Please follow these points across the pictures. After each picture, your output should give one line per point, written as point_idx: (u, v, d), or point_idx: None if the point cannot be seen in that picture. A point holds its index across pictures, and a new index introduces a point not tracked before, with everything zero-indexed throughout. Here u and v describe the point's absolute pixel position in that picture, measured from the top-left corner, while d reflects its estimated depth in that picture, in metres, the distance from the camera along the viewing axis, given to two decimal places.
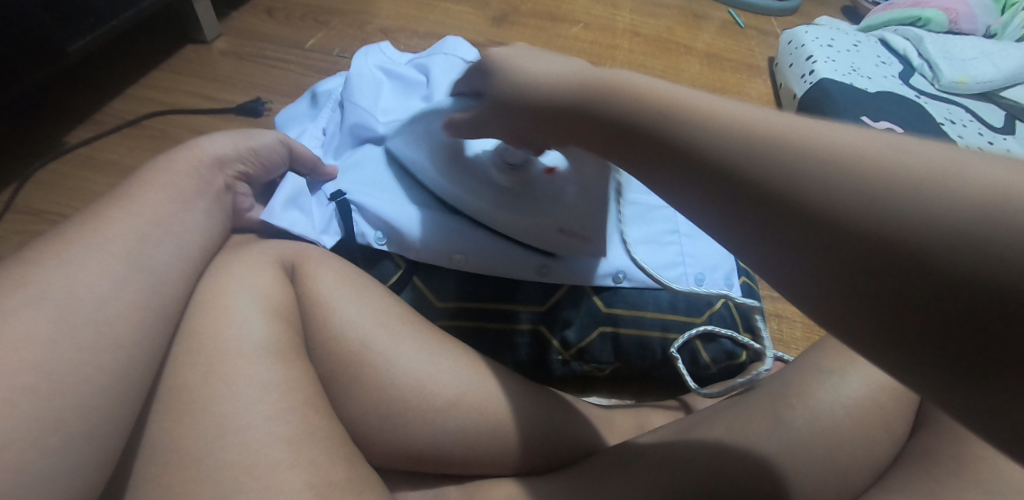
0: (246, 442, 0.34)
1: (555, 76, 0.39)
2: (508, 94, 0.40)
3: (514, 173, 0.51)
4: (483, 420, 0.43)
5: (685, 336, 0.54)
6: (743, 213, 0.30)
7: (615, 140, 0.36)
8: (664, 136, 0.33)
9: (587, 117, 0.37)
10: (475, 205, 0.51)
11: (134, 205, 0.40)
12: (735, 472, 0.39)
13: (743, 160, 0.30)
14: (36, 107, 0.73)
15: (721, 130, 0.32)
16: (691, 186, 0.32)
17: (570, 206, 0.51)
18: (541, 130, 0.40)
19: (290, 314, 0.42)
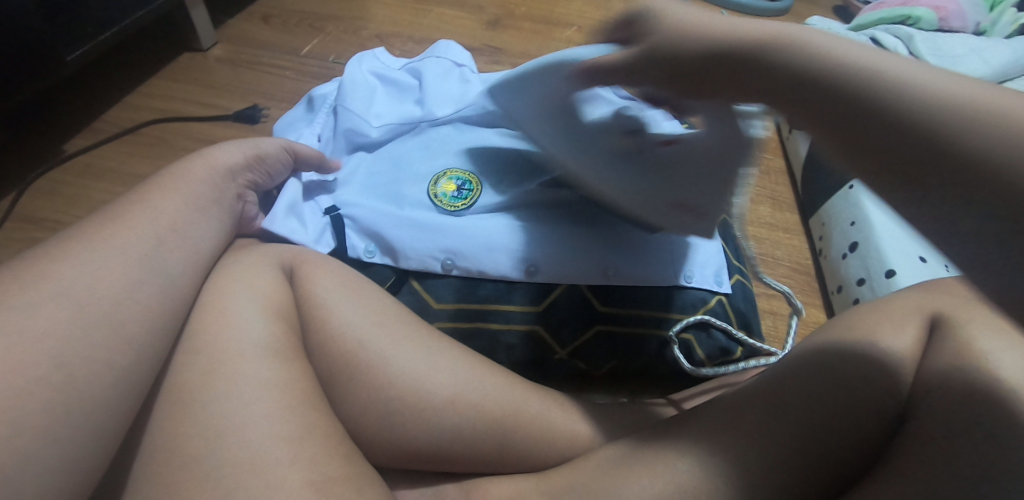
0: (246, 440, 0.35)
1: (698, 23, 0.35)
2: (657, 37, 0.35)
3: (632, 137, 0.42)
4: (481, 418, 0.43)
5: (682, 322, 0.54)
6: (868, 150, 0.29)
7: (739, 82, 0.34)
8: (789, 72, 0.32)
9: (722, 65, 0.34)
10: (582, 170, 0.45)
11: (146, 209, 0.41)
12: (733, 469, 0.38)
13: (876, 95, 0.29)
14: (35, 116, 0.73)
15: (851, 71, 0.30)
16: (820, 122, 0.31)
17: (700, 180, 0.41)
18: (707, 80, 0.35)
19: (290, 316, 0.42)
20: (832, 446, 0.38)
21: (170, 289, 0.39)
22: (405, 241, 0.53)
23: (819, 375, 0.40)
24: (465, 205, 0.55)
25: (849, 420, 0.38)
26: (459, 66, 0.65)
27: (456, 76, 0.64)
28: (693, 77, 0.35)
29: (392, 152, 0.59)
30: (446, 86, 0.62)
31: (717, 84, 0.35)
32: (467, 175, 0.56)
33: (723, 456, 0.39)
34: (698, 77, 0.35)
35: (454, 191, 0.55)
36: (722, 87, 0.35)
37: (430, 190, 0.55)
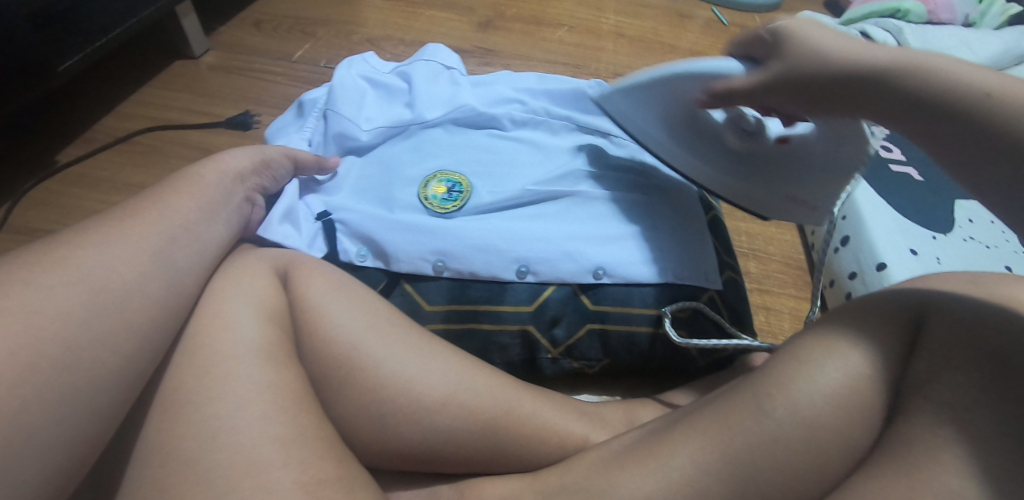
0: (237, 443, 0.35)
1: (831, 48, 0.44)
2: (794, 65, 0.45)
3: (751, 139, 0.53)
4: (475, 418, 0.44)
5: (676, 303, 0.55)
6: (960, 148, 0.37)
7: (857, 98, 0.42)
8: (903, 90, 0.39)
9: (844, 81, 0.42)
10: (704, 168, 0.56)
11: (152, 212, 0.42)
12: (719, 466, 0.39)
13: (972, 104, 0.36)
14: (29, 127, 0.74)
15: (955, 83, 0.37)
16: (926, 130, 0.38)
17: (810, 173, 0.52)
18: (825, 97, 0.43)
19: (283, 319, 0.42)
20: (823, 439, 0.38)
21: (163, 293, 0.39)
22: (397, 243, 0.53)
23: (815, 366, 0.40)
24: (456, 207, 0.56)
25: (842, 413, 0.38)
26: (449, 69, 0.65)
27: (445, 78, 0.64)
28: (824, 94, 0.43)
29: (383, 156, 0.59)
30: (436, 89, 0.63)
31: (841, 100, 0.43)
32: (456, 178, 0.57)
33: (713, 450, 0.39)
34: (817, 97, 0.44)
35: (445, 194, 0.56)
36: (843, 107, 0.43)
37: (420, 193, 0.56)
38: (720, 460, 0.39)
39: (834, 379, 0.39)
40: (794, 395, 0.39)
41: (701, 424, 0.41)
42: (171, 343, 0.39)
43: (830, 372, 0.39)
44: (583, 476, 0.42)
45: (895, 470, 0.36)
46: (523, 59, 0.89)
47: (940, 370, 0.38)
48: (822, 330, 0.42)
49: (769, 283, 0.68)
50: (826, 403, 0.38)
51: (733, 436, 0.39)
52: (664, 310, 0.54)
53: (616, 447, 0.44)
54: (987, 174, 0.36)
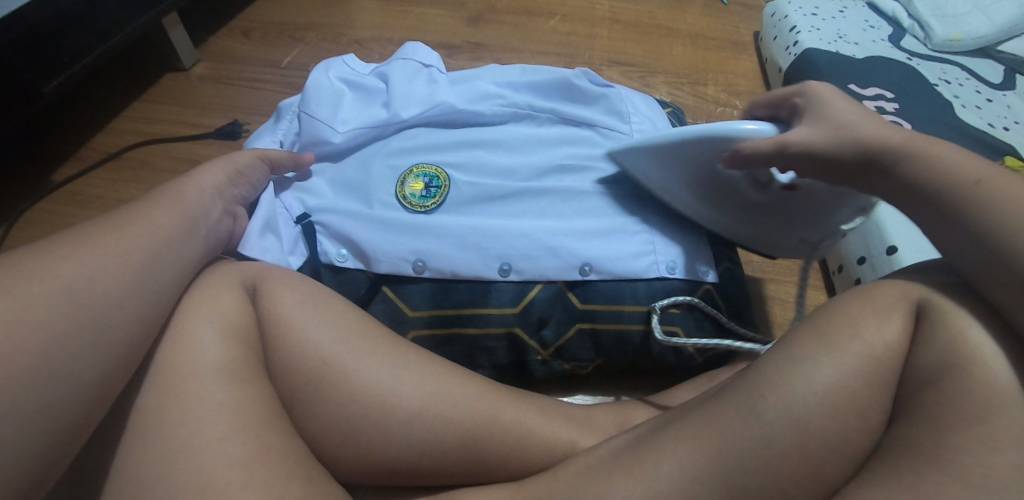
0: (197, 465, 0.35)
1: (838, 127, 0.42)
2: (821, 132, 0.42)
3: (769, 189, 0.49)
4: (449, 431, 0.42)
5: (671, 299, 0.52)
6: (948, 237, 0.36)
7: (868, 170, 0.41)
8: (903, 172, 0.39)
9: (855, 164, 0.41)
10: (711, 214, 0.54)
11: (129, 226, 0.40)
12: (708, 474, 0.36)
13: (964, 195, 0.36)
14: (23, 149, 0.75)
15: (951, 168, 0.37)
16: (917, 209, 0.38)
17: (825, 219, 0.48)
18: (840, 175, 0.42)
19: (250, 335, 0.41)
20: (815, 442, 0.35)
21: (139, 312, 0.38)
22: (375, 243, 0.52)
23: (808, 365, 0.37)
24: (435, 204, 0.55)
25: (838, 410, 0.36)
26: (427, 67, 0.64)
27: (423, 77, 0.63)
28: (840, 171, 0.42)
29: (361, 156, 0.58)
30: (413, 88, 0.61)
31: (855, 173, 0.41)
32: (432, 171, 0.56)
33: (701, 456, 0.37)
34: (837, 166, 0.42)
35: (422, 190, 0.55)
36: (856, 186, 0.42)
37: (398, 192, 0.55)
38: (708, 467, 0.36)
39: (827, 378, 0.36)
40: (787, 394, 0.36)
41: (689, 427, 0.38)
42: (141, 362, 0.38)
43: (825, 371, 0.36)
44: (568, 483, 0.40)
45: (895, 478, 0.33)
46: (514, 52, 0.87)
47: (946, 365, 0.34)
48: (821, 321, 0.38)
49: (775, 271, 0.66)
50: (819, 404, 0.36)
51: (720, 441, 0.37)
52: (656, 307, 0.52)
53: (603, 455, 0.41)
54: (965, 251, 0.36)
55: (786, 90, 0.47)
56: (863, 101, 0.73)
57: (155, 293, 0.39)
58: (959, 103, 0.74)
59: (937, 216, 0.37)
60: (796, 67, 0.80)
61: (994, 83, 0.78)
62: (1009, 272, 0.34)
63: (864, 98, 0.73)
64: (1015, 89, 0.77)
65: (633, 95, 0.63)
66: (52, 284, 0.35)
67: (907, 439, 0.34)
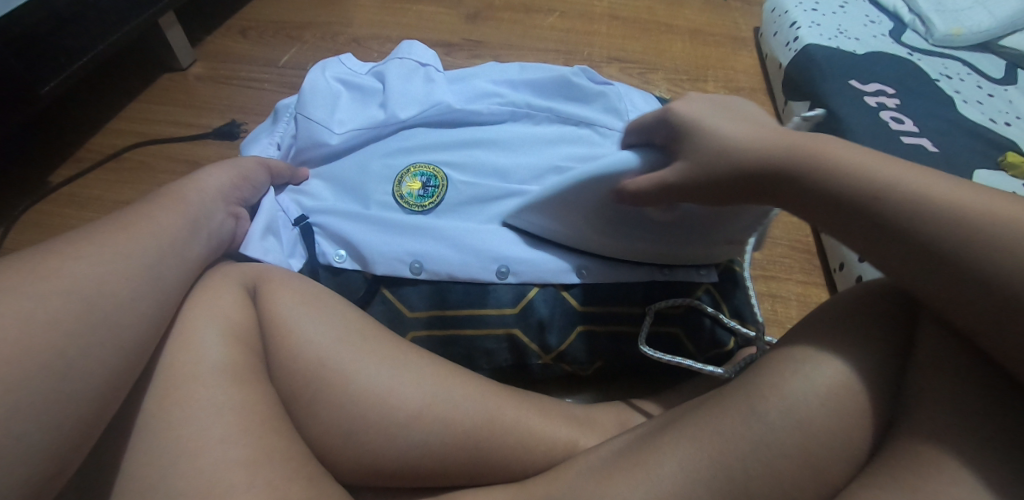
0: (201, 467, 0.34)
1: (731, 144, 0.41)
2: (703, 162, 0.41)
3: (672, 213, 0.47)
4: (450, 431, 0.42)
5: (668, 301, 0.52)
6: (877, 256, 0.36)
7: (767, 192, 0.40)
8: (802, 185, 0.38)
9: (753, 181, 0.40)
10: (627, 246, 0.51)
11: (135, 228, 0.40)
12: (714, 477, 0.36)
13: (878, 214, 0.35)
14: (20, 151, 0.74)
15: (858, 180, 0.36)
16: (840, 229, 0.37)
17: (741, 220, 0.47)
18: (734, 193, 0.41)
19: (250, 337, 0.41)
20: (820, 441, 0.35)
21: (145, 312, 0.38)
22: (372, 244, 0.52)
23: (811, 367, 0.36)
24: (433, 203, 0.54)
25: (839, 408, 0.35)
26: (424, 66, 0.63)
27: (420, 76, 0.62)
28: (732, 190, 0.41)
29: (359, 157, 0.58)
30: (410, 87, 0.61)
31: (758, 195, 0.40)
32: (430, 171, 0.55)
33: (704, 457, 0.37)
34: (733, 193, 0.41)
35: (420, 190, 0.55)
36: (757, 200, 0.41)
37: (395, 191, 0.55)
38: (711, 468, 0.36)
39: (829, 377, 0.36)
40: (791, 393, 0.36)
41: (691, 427, 0.38)
42: (145, 363, 0.38)
43: (825, 371, 0.36)
44: (569, 484, 0.40)
45: (899, 478, 0.33)
46: (513, 50, 0.87)
47: None
48: (819, 323, 0.39)
49: (775, 269, 0.66)
50: (821, 404, 0.35)
51: (724, 442, 0.36)
52: (650, 309, 0.52)
53: (604, 455, 0.41)
54: (888, 253, 0.35)
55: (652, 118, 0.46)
56: (864, 97, 0.72)
57: (159, 294, 0.39)
58: (961, 98, 0.74)
59: (858, 225, 0.36)
60: (796, 62, 0.80)
61: (995, 78, 0.78)
62: (937, 260, 0.33)
63: (865, 94, 0.73)
64: (1017, 84, 0.77)
65: (632, 93, 0.62)
66: (55, 283, 0.35)
67: (910, 440, 0.34)
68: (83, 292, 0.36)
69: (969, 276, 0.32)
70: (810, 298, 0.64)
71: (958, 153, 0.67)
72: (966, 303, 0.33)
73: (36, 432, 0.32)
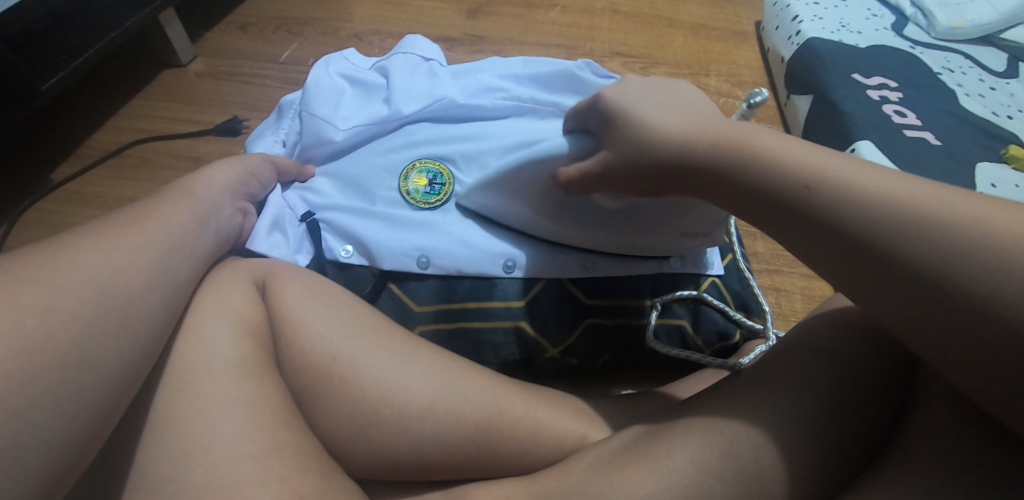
0: (214, 461, 0.34)
1: (660, 131, 0.40)
2: (625, 151, 0.42)
3: (620, 201, 0.47)
4: (460, 425, 0.42)
5: (672, 294, 0.53)
6: (796, 240, 0.36)
7: (686, 182, 0.40)
8: (727, 177, 0.38)
9: (678, 170, 0.40)
10: (574, 234, 0.51)
11: (145, 221, 0.40)
12: (726, 471, 0.36)
13: (799, 203, 0.35)
14: (22, 148, 0.74)
15: (778, 169, 0.36)
16: (765, 218, 0.37)
17: (692, 216, 0.48)
18: (658, 183, 0.42)
19: (260, 333, 0.41)
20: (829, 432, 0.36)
21: (156, 307, 0.37)
22: (380, 240, 0.52)
23: (815, 372, 0.38)
24: (439, 200, 0.54)
25: (847, 403, 0.37)
26: (428, 61, 0.63)
27: (424, 71, 0.62)
28: (653, 178, 0.41)
29: (365, 152, 0.58)
30: (414, 83, 0.61)
31: (678, 185, 0.41)
32: (437, 168, 0.55)
33: (714, 448, 0.36)
34: (656, 183, 0.42)
35: (427, 186, 0.55)
36: (683, 190, 0.41)
37: (401, 186, 0.55)
38: (723, 461, 0.36)
39: None
40: (799, 389, 0.37)
41: (700, 420, 0.38)
42: (157, 357, 0.38)
43: None
44: (578, 478, 0.39)
45: (918, 471, 0.33)
46: (515, 44, 0.87)
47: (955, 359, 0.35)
48: (827, 321, 0.40)
49: (778, 262, 0.66)
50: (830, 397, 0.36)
51: (734, 434, 0.37)
52: (655, 302, 0.53)
53: (613, 447, 0.41)
54: (819, 247, 0.35)
55: (588, 103, 0.46)
56: (867, 90, 0.73)
57: (169, 289, 0.39)
58: (963, 91, 0.74)
59: (794, 224, 0.36)
60: (798, 56, 0.80)
61: (997, 72, 0.78)
62: (879, 263, 0.32)
63: (868, 87, 0.73)
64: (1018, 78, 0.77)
65: None
66: (68, 275, 0.35)
67: (928, 434, 0.34)
68: (94, 285, 0.35)
69: (886, 268, 0.32)
70: (814, 290, 0.64)
71: (961, 146, 0.67)
72: (888, 294, 0.32)
73: (49, 428, 0.32)
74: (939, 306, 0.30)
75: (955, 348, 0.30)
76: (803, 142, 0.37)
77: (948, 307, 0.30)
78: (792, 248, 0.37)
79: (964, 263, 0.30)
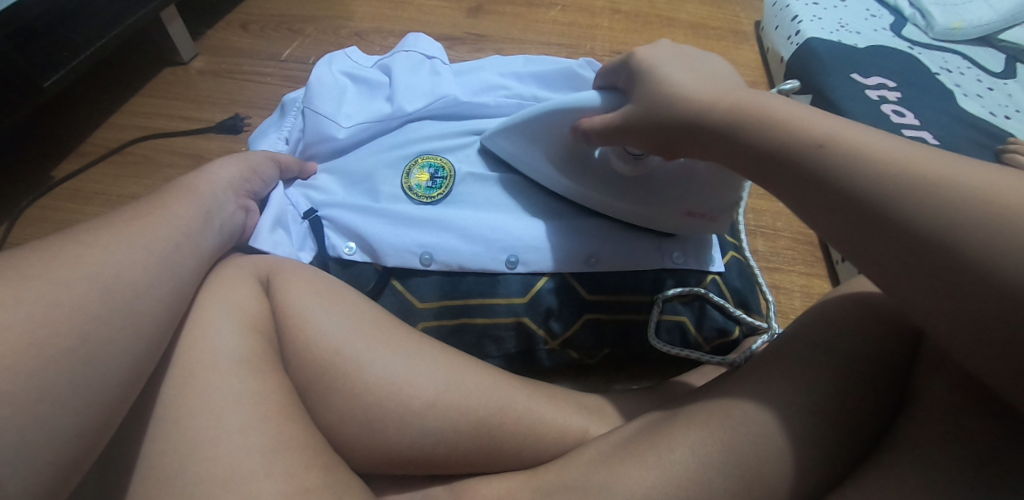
0: (220, 455, 0.35)
1: (685, 89, 0.41)
2: (647, 105, 0.43)
3: (637, 165, 0.48)
4: (464, 420, 0.43)
5: (671, 291, 0.53)
6: (798, 190, 0.36)
7: (701, 140, 0.41)
8: (742, 138, 0.39)
9: (697, 128, 0.41)
10: (590, 195, 0.53)
11: (152, 219, 0.41)
12: (727, 465, 0.36)
13: (807, 157, 0.36)
14: (23, 146, 0.74)
15: (794, 133, 0.37)
16: (774, 179, 0.38)
17: (704, 188, 0.49)
18: (676, 142, 0.42)
19: (265, 328, 0.42)
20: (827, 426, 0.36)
21: (162, 303, 0.38)
22: (383, 237, 0.53)
23: (815, 368, 0.38)
24: (441, 195, 0.55)
25: (847, 394, 0.37)
26: (430, 59, 0.64)
27: (426, 68, 0.62)
28: (668, 138, 0.43)
29: (370, 148, 0.58)
30: (417, 80, 0.61)
31: (687, 144, 0.42)
32: (439, 162, 0.56)
33: (716, 443, 0.37)
34: (668, 139, 0.42)
35: (428, 182, 0.55)
36: (696, 152, 0.42)
37: (404, 183, 0.55)
38: (724, 457, 0.36)
39: None
40: (799, 383, 0.38)
41: (700, 415, 0.39)
42: (162, 352, 0.38)
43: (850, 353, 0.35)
44: (579, 472, 0.40)
45: (921, 461, 0.33)
46: (516, 43, 0.87)
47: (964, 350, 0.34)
48: (830, 314, 0.41)
49: (778, 260, 0.66)
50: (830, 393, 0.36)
51: (733, 429, 0.37)
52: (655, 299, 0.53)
53: (614, 442, 0.41)
54: (824, 208, 0.35)
55: (618, 61, 0.47)
56: (866, 90, 0.73)
57: (174, 286, 0.39)
58: (961, 92, 0.74)
59: (800, 185, 0.36)
60: (798, 56, 0.80)
61: (995, 72, 0.79)
62: (888, 229, 0.32)
63: (866, 87, 0.73)
64: (1016, 78, 0.78)
65: None
66: (75, 272, 0.35)
67: (926, 423, 0.35)
68: (102, 281, 0.36)
69: (897, 233, 0.32)
70: (814, 288, 0.64)
71: (958, 146, 0.68)
72: (897, 259, 0.32)
73: (57, 422, 0.32)
74: (932, 260, 0.31)
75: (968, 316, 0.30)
76: (822, 111, 0.38)
77: (935, 264, 0.31)
78: (800, 206, 0.37)
79: (977, 237, 0.30)
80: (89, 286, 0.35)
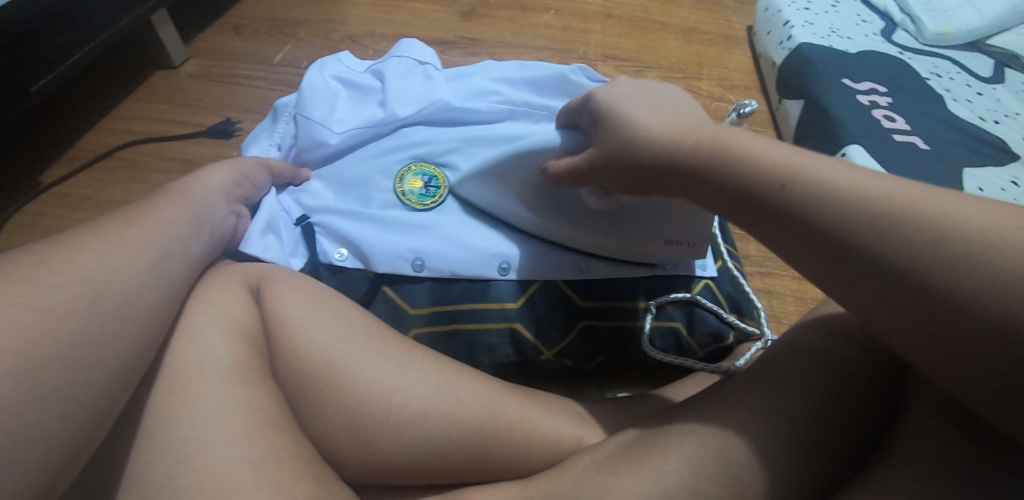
0: (208, 467, 0.34)
1: (652, 127, 0.41)
2: (612, 146, 0.42)
3: (609, 201, 0.49)
4: (454, 430, 0.42)
5: (664, 298, 0.54)
6: (769, 231, 0.35)
7: (667, 180, 0.40)
8: (706, 176, 0.38)
9: (664, 167, 0.40)
10: (565, 232, 0.52)
11: (149, 223, 0.40)
12: (721, 475, 0.36)
13: (773, 200, 0.35)
14: (10, 151, 0.73)
15: (759, 171, 0.36)
16: (748, 221, 0.37)
17: (672, 220, 0.50)
18: (644, 181, 0.42)
19: (255, 337, 0.41)
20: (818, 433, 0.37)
21: (152, 311, 0.37)
22: (375, 243, 0.52)
23: (809, 379, 0.38)
24: (434, 202, 0.55)
25: (841, 405, 0.37)
26: (423, 64, 0.63)
27: (419, 74, 0.62)
28: (636, 175, 0.42)
29: (362, 152, 0.58)
30: (408, 85, 0.61)
31: (653, 181, 0.41)
32: (432, 171, 0.56)
33: (709, 453, 0.37)
34: (638, 179, 0.42)
35: (422, 189, 0.55)
36: (664, 190, 0.41)
37: (397, 188, 0.55)
38: (717, 467, 0.36)
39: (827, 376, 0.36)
40: (790, 394, 0.38)
41: (694, 423, 0.39)
42: (152, 360, 0.37)
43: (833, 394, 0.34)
44: (572, 480, 0.40)
45: (914, 473, 0.33)
46: (509, 47, 0.87)
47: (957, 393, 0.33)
48: (822, 325, 0.41)
49: (770, 265, 0.66)
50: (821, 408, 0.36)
51: (727, 437, 0.37)
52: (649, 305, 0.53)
53: (608, 450, 0.41)
54: (812, 251, 0.33)
55: (579, 102, 0.47)
56: (857, 95, 0.73)
57: (164, 294, 0.38)
58: (951, 97, 0.75)
59: (774, 225, 0.35)
60: (789, 61, 0.81)
61: (984, 77, 0.79)
62: (900, 275, 0.30)
63: (858, 92, 0.74)
64: (1005, 83, 0.79)
65: None
66: (64, 276, 0.35)
67: (919, 433, 0.35)
68: (90, 289, 0.35)
69: (900, 288, 0.30)
70: (806, 292, 0.64)
71: (948, 150, 0.68)
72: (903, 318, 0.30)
73: (44, 432, 0.31)
74: (916, 301, 0.30)
75: (966, 357, 0.29)
76: (791, 145, 0.37)
77: (941, 309, 0.29)
78: (775, 247, 0.36)
79: (990, 272, 0.28)
80: (77, 294, 0.35)
